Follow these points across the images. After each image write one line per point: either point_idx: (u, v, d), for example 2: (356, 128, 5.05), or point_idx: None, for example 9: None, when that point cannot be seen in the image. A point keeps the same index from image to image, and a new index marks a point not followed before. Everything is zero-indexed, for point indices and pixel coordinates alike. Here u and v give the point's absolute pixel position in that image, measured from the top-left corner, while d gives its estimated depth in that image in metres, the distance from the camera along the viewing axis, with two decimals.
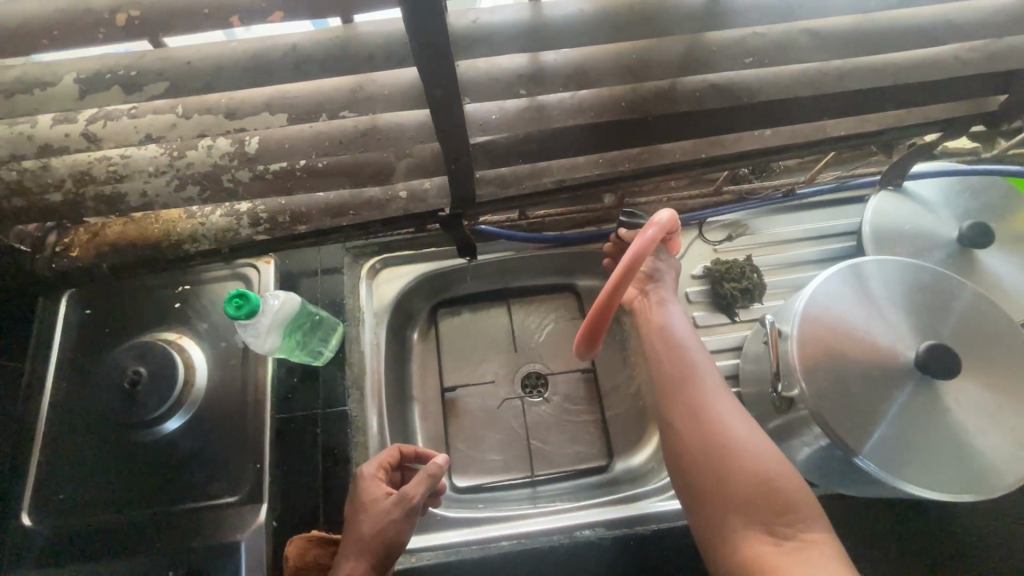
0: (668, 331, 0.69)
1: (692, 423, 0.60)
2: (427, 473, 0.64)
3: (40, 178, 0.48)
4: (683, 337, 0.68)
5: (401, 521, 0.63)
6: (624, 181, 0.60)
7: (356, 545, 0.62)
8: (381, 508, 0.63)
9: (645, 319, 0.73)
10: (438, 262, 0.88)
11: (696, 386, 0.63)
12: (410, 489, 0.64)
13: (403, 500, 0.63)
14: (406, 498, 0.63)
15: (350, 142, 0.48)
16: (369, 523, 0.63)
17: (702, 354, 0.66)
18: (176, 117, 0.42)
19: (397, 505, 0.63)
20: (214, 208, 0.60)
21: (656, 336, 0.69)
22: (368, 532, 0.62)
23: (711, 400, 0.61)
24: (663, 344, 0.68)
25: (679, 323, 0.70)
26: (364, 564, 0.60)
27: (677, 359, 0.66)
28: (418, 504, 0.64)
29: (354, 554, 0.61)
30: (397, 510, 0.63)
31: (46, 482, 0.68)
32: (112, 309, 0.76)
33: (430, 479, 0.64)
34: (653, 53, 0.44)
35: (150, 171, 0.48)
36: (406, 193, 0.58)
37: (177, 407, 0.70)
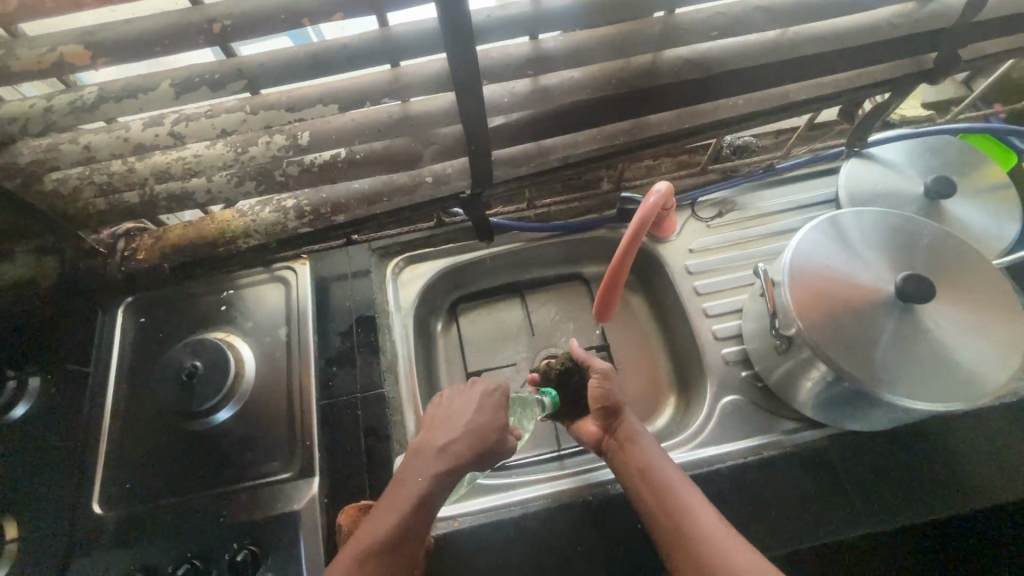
0: (633, 445, 0.69)
1: (687, 556, 0.60)
2: (498, 419, 0.69)
3: (126, 179, 0.56)
4: (651, 454, 0.68)
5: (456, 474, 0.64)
6: (620, 154, 0.69)
7: (402, 499, 0.61)
8: (432, 457, 0.64)
9: (604, 418, 0.73)
10: (455, 256, 0.96)
11: (679, 515, 0.62)
12: (477, 435, 0.67)
13: (470, 445, 0.66)
14: (480, 440, 0.67)
15: (386, 128, 0.56)
16: (422, 476, 0.63)
17: (670, 465, 0.67)
18: (246, 114, 0.51)
19: (461, 451, 0.65)
20: (263, 207, 0.69)
21: (620, 444, 0.70)
22: (418, 488, 0.62)
23: (657, 463, 0.67)
24: (633, 469, 0.67)
25: (639, 431, 0.71)
26: (409, 524, 0.60)
27: (651, 486, 0.65)
28: (484, 455, 0.66)
29: (398, 509, 0.60)
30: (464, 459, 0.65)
31: (114, 473, 0.74)
32: (165, 317, 0.83)
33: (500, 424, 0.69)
34: (634, 33, 0.53)
35: (218, 166, 0.56)
36: (431, 178, 0.66)
37: (229, 398, 0.76)
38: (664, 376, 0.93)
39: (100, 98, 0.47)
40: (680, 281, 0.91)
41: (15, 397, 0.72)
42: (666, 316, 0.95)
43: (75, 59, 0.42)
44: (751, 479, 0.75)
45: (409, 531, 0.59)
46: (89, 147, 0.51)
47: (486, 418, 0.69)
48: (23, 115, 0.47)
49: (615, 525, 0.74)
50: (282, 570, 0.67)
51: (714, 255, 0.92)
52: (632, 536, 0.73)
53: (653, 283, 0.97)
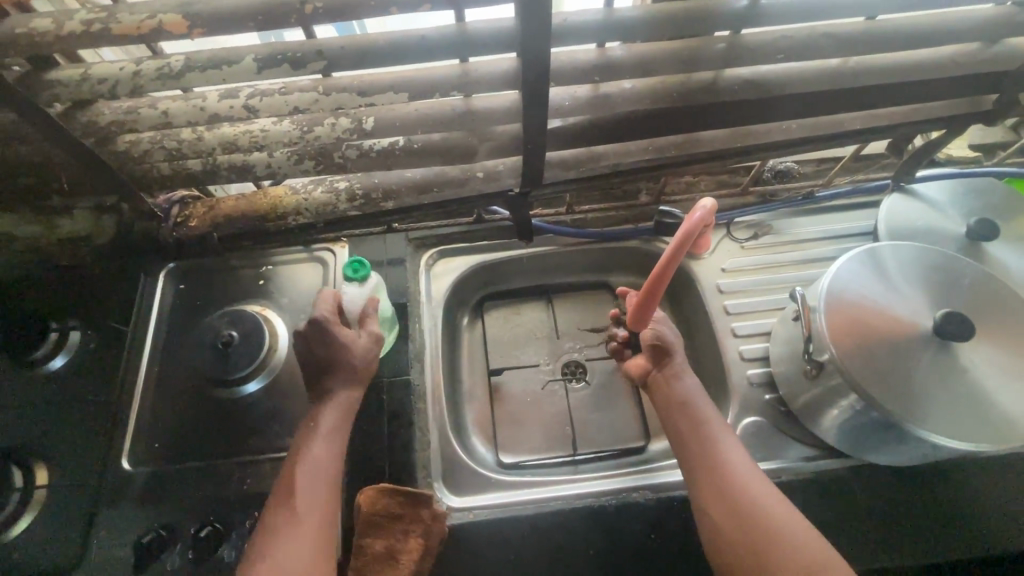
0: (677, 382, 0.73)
1: (723, 492, 0.62)
2: (358, 342, 0.71)
3: (195, 147, 0.58)
4: (694, 392, 0.71)
5: (339, 407, 0.67)
6: (670, 167, 0.70)
7: (314, 467, 0.62)
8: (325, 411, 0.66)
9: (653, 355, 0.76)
10: (489, 254, 0.97)
11: (715, 448, 0.65)
12: (359, 358, 0.69)
13: (344, 381, 0.68)
14: (356, 372, 0.69)
15: (448, 120, 0.58)
16: (325, 441, 0.64)
17: (709, 404, 0.70)
18: (318, 94, 0.53)
19: (341, 392, 0.68)
20: (316, 186, 0.70)
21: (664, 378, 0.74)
22: (326, 452, 0.63)
23: (696, 402, 0.70)
24: (674, 402, 0.71)
25: (684, 371, 0.74)
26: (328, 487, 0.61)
27: (689, 417, 0.69)
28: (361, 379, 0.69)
29: (311, 479, 0.61)
30: (343, 394, 0.68)
31: (143, 433, 0.76)
32: (204, 285, 0.86)
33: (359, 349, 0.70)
34: (701, 49, 0.54)
35: (283, 142, 0.58)
36: (482, 173, 0.68)
37: (260, 371, 0.77)
38: None
39: (186, 66, 0.49)
40: (710, 299, 0.92)
41: (55, 348, 0.76)
42: (692, 333, 0.96)
43: (172, 27, 0.44)
44: None
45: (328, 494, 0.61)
46: (167, 112, 0.53)
47: (340, 349, 0.69)
48: (112, 76, 0.49)
49: (628, 534, 0.74)
50: None
51: (746, 277, 0.93)
52: (644, 546, 0.73)
53: (682, 299, 0.97)
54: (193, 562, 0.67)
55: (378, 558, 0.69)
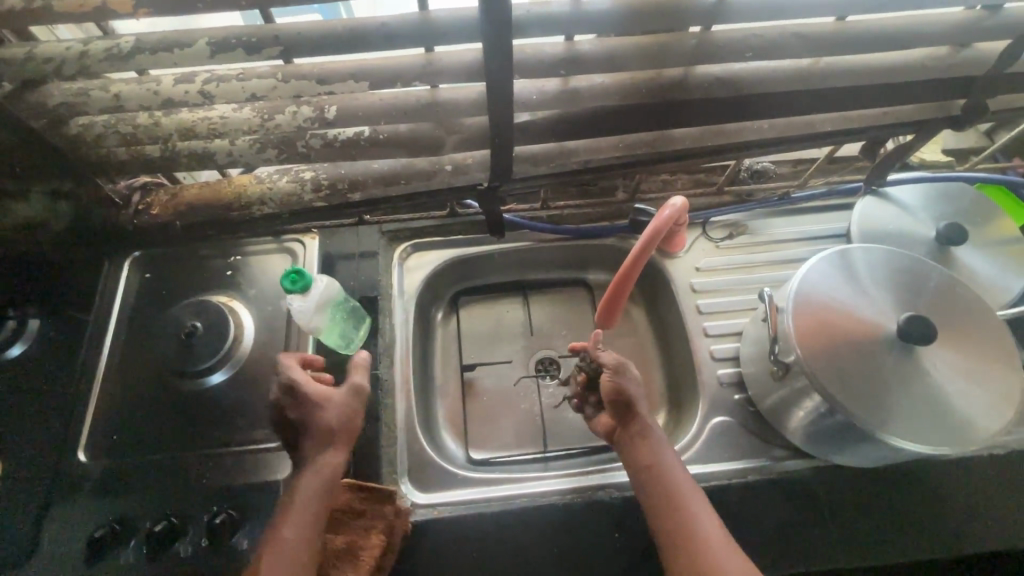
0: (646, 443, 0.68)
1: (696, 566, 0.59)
2: (332, 397, 0.68)
3: (151, 133, 0.56)
4: (663, 451, 0.67)
5: (314, 465, 0.64)
6: (641, 164, 0.69)
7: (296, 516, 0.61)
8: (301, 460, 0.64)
9: (617, 412, 0.71)
10: (464, 248, 0.96)
11: (685, 514, 0.63)
12: (333, 418, 0.66)
13: (316, 439, 0.65)
14: (330, 429, 0.66)
15: (413, 111, 0.57)
16: (311, 491, 0.62)
17: (679, 466, 0.67)
18: (277, 81, 0.52)
19: (312, 446, 0.65)
20: (281, 175, 0.69)
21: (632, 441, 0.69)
22: (311, 504, 0.62)
23: (666, 463, 0.67)
24: (640, 464, 0.67)
25: (652, 427, 0.69)
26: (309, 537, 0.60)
27: (659, 483, 0.65)
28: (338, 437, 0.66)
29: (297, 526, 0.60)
30: (319, 447, 0.65)
31: (102, 424, 0.74)
32: (170, 274, 0.84)
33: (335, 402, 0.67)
34: (668, 45, 0.54)
35: (243, 130, 0.57)
36: (451, 166, 0.67)
37: (224, 362, 0.77)
38: (657, 391, 0.94)
39: (136, 48, 0.47)
40: (683, 298, 0.92)
41: (11, 338, 0.73)
42: (666, 331, 0.96)
43: (118, 7, 0.42)
44: (731, 500, 0.76)
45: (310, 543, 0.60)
46: (119, 95, 0.52)
47: (308, 406, 0.66)
48: (59, 56, 0.47)
49: (592, 531, 0.74)
50: (259, 537, 0.67)
51: (720, 276, 0.93)
52: (607, 543, 0.73)
53: (657, 298, 0.97)
54: (148, 555, 0.65)
55: (341, 553, 0.68)
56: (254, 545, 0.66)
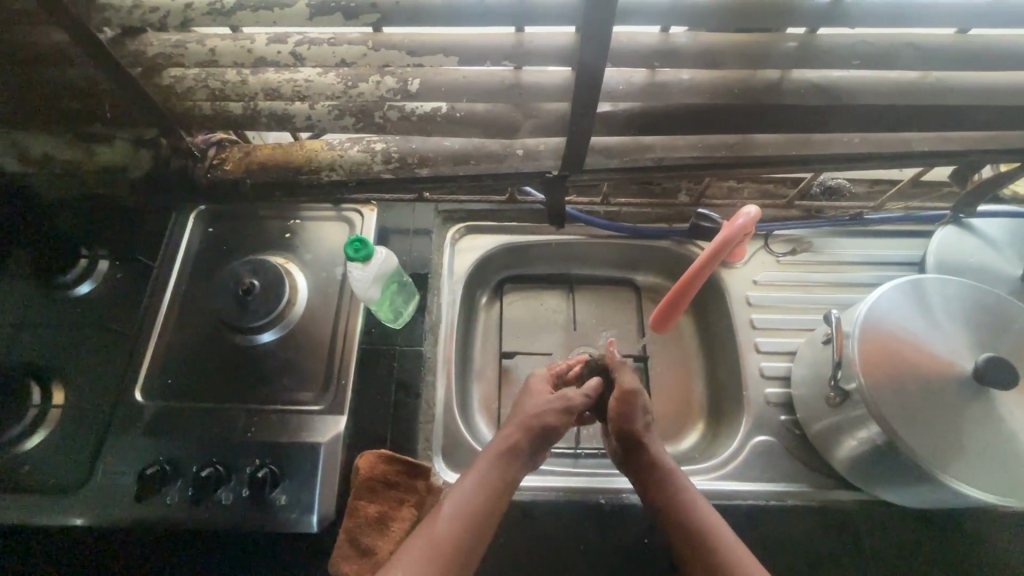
0: (656, 480, 0.66)
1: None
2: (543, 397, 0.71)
3: (238, 90, 0.57)
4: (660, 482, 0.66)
5: (536, 444, 0.67)
6: (718, 166, 0.67)
7: (484, 486, 0.63)
8: (503, 442, 0.66)
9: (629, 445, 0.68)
10: (516, 235, 0.95)
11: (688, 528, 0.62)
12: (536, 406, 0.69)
13: (524, 427, 0.68)
14: (534, 417, 0.68)
15: (495, 90, 0.56)
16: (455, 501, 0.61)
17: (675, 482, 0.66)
18: (367, 49, 0.52)
19: (518, 429, 0.67)
20: (352, 144, 0.69)
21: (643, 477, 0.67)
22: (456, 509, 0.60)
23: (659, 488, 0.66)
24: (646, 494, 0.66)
25: (658, 462, 0.67)
26: (481, 510, 0.61)
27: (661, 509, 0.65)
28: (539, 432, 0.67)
29: (458, 504, 0.61)
30: (520, 430, 0.67)
31: (156, 367, 0.77)
32: (231, 231, 0.87)
33: (569, 403, 0.70)
34: (769, 45, 0.51)
35: (326, 95, 0.57)
36: (522, 151, 0.66)
37: (276, 322, 0.78)
38: (698, 402, 0.92)
39: (238, 4, 0.48)
40: (737, 309, 0.89)
41: (83, 274, 0.79)
42: (713, 341, 0.94)
43: None
44: (766, 522, 0.74)
45: (474, 519, 0.60)
46: (213, 50, 0.53)
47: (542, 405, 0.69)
48: (164, 6, 0.48)
49: (620, 533, 0.73)
50: (296, 494, 0.68)
51: (777, 292, 0.90)
52: (636, 548, 0.72)
53: (707, 307, 0.95)
54: (192, 498, 0.68)
55: (372, 522, 0.68)
56: (291, 502, 0.68)
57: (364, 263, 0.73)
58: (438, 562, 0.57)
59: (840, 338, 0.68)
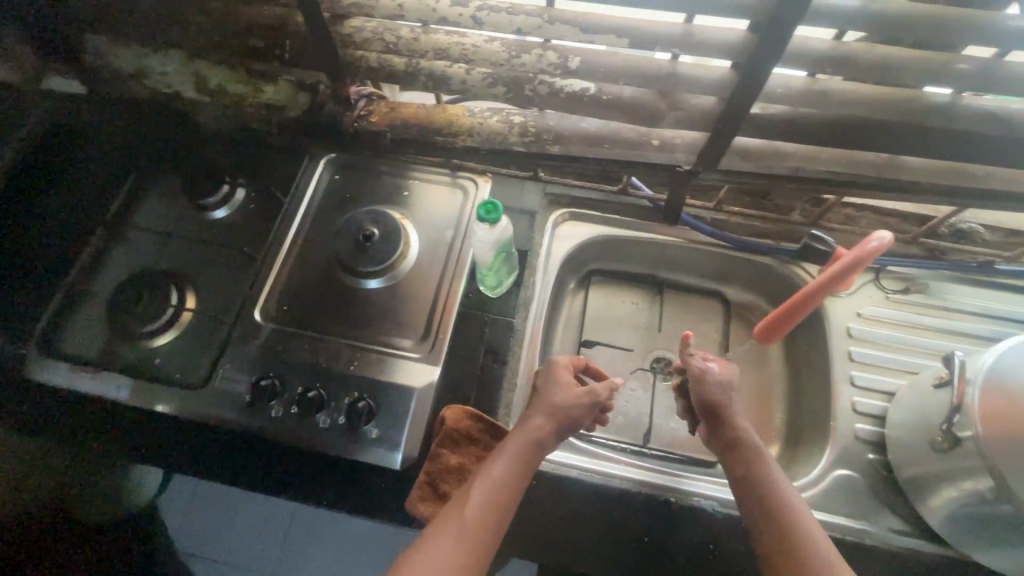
0: (740, 450, 0.66)
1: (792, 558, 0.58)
2: (572, 387, 0.71)
3: (410, 47, 0.62)
4: (758, 461, 0.65)
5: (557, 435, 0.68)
6: (855, 185, 0.66)
7: (511, 473, 0.64)
8: (531, 430, 0.67)
9: (713, 422, 0.69)
10: (617, 229, 0.96)
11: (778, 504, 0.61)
12: (566, 401, 0.70)
13: (550, 416, 0.68)
14: (560, 408, 0.69)
15: (649, 77, 0.59)
16: (484, 484, 0.63)
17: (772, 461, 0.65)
18: (543, 21, 0.54)
19: (543, 417, 0.68)
20: (492, 114, 0.72)
21: (727, 444, 0.67)
22: (487, 489, 0.62)
23: (754, 464, 0.64)
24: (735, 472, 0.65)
25: (749, 436, 0.67)
26: (508, 497, 0.63)
27: (752, 489, 0.63)
28: (564, 421, 0.69)
29: (488, 490, 0.62)
30: (547, 420, 0.68)
31: (275, 293, 0.83)
32: (354, 181, 0.91)
33: (598, 398, 0.71)
34: (951, 66, 0.50)
35: (490, 62, 0.61)
36: (657, 142, 0.67)
37: (385, 272, 0.83)
38: (775, 425, 0.91)
39: None
40: (836, 339, 0.86)
41: (223, 200, 0.88)
42: (799, 366, 0.92)
43: None
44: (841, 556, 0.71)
45: (500, 508, 0.62)
46: (402, 6, 0.57)
47: (575, 397, 0.70)
48: None
49: (685, 535, 0.73)
50: (386, 430, 0.72)
51: (881, 328, 0.86)
52: (699, 552, 0.72)
53: (801, 332, 0.93)
54: (295, 416, 0.73)
55: (452, 471, 0.72)
56: (381, 436, 0.72)
57: (489, 226, 0.78)
58: (466, 548, 0.59)
59: (963, 384, 0.64)
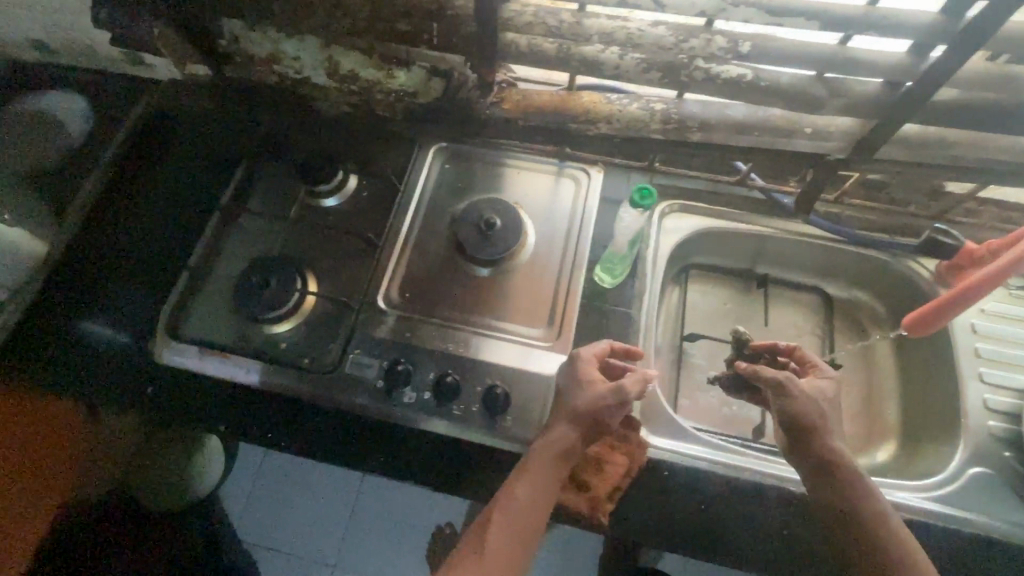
0: (824, 467, 0.65)
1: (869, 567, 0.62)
2: (598, 382, 0.69)
3: (572, 31, 0.61)
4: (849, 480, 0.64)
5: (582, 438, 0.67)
6: (1016, 175, 0.65)
7: (533, 469, 0.65)
8: (559, 438, 0.66)
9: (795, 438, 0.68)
10: (726, 221, 0.94)
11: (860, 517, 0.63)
12: (585, 402, 0.68)
13: (575, 422, 0.67)
14: (580, 410, 0.67)
15: (823, 61, 0.58)
16: (523, 485, 0.64)
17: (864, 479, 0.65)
18: (729, 4, 0.53)
19: (570, 426, 0.67)
20: (632, 101, 0.72)
21: (818, 462, 0.66)
22: (529, 494, 0.64)
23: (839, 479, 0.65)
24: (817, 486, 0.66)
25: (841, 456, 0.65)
26: (538, 495, 0.64)
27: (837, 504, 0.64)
28: (589, 422, 0.68)
29: (527, 491, 0.64)
30: (568, 426, 0.67)
31: (395, 279, 0.83)
32: (465, 170, 0.92)
33: (620, 390, 0.68)
34: None
35: (655, 46, 0.61)
36: (810, 130, 0.66)
37: (503, 261, 0.83)
38: (886, 420, 0.92)
39: None
40: (960, 334, 0.84)
41: (337, 188, 0.88)
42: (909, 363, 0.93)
43: None
44: (985, 553, 0.71)
45: (538, 509, 0.64)
46: None
47: (592, 395, 0.68)
48: None
49: None
50: (522, 417, 0.72)
51: (1006, 323, 0.85)
52: None
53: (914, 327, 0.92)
54: (428, 403, 0.73)
55: (590, 461, 0.73)
56: (517, 424, 0.72)
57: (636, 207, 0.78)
58: (512, 543, 0.62)
59: None
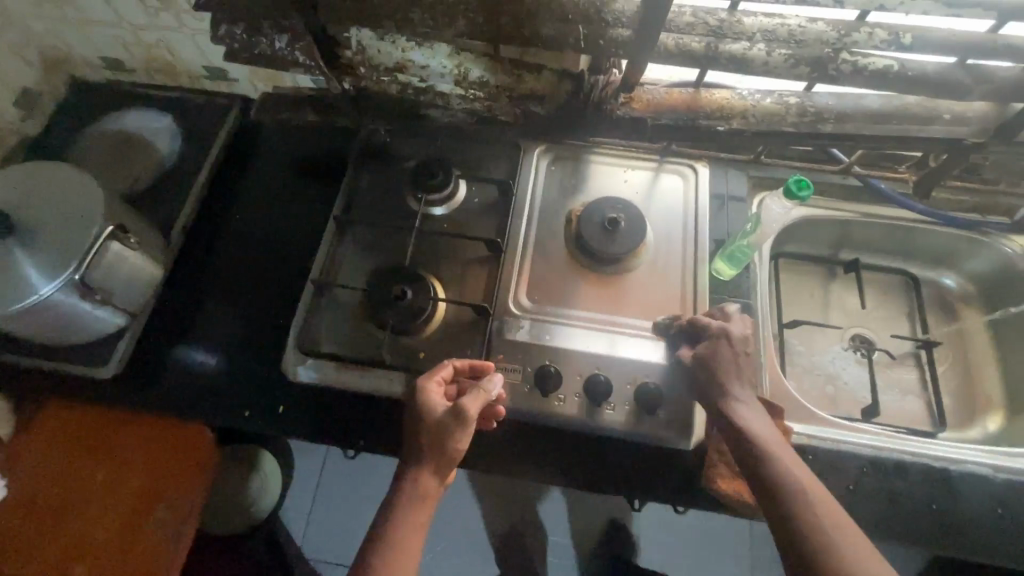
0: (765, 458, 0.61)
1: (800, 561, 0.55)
2: (437, 408, 0.68)
3: (735, 29, 0.63)
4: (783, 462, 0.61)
5: (431, 467, 0.66)
6: None
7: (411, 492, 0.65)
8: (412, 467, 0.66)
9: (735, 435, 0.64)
10: (823, 209, 0.97)
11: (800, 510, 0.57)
12: (430, 427, 0.67)
13: (428, 448, 0.66)
14: (427, 437, 0.67)
15: (979, 49, 0.61)
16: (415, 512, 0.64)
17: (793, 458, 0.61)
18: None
19: (427, 456, 0.66)
20: (764, 95, 0.74)
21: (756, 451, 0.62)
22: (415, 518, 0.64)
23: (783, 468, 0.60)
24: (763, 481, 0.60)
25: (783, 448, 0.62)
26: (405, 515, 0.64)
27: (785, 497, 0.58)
28: (433, 450, 0.66)
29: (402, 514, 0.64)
30: (424, 457, 0.66)
31: (519, 285, 0.83)
32: (571, 170, 0.92)
33: (462, 413, 0.66)
34: None
35: (816, 40, 0.63)
36: (948, 115, 0.70)
37: (626, 258, 0.84)
38: (986, 393, 0.96)
39: None
40: None
41: (446, 198, 0.87)
42: (1002, 335, 0.97)
43: None
44: None
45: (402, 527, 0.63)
46: None
47: (436, 421, 0.67)
48: None
49: (972, 501, 0.76)
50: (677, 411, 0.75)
51: None
52: (989, 518, 0.75)
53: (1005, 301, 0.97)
54: (583, 404, 0.75)
55: None
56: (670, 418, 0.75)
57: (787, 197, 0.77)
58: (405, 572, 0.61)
59: None
